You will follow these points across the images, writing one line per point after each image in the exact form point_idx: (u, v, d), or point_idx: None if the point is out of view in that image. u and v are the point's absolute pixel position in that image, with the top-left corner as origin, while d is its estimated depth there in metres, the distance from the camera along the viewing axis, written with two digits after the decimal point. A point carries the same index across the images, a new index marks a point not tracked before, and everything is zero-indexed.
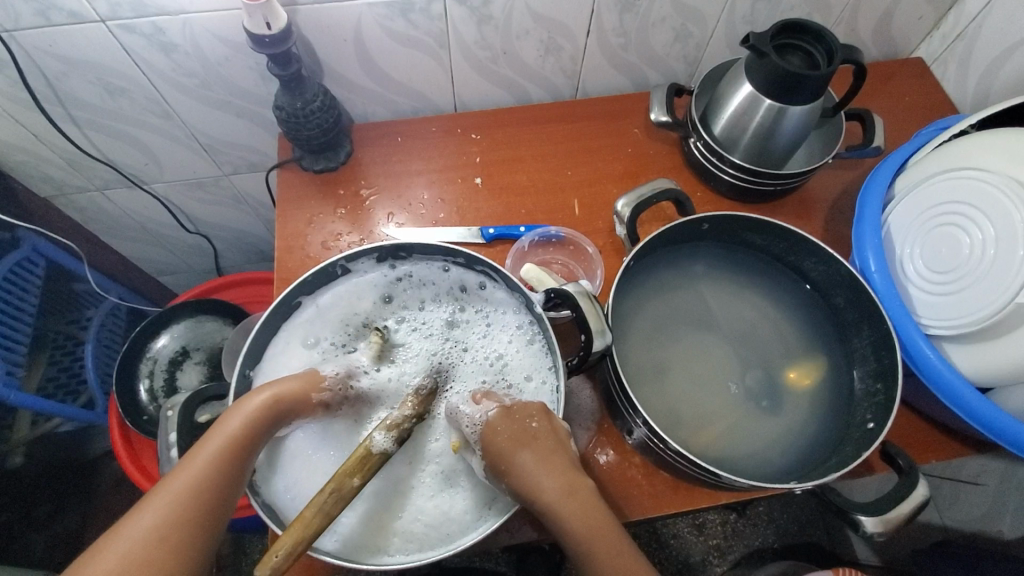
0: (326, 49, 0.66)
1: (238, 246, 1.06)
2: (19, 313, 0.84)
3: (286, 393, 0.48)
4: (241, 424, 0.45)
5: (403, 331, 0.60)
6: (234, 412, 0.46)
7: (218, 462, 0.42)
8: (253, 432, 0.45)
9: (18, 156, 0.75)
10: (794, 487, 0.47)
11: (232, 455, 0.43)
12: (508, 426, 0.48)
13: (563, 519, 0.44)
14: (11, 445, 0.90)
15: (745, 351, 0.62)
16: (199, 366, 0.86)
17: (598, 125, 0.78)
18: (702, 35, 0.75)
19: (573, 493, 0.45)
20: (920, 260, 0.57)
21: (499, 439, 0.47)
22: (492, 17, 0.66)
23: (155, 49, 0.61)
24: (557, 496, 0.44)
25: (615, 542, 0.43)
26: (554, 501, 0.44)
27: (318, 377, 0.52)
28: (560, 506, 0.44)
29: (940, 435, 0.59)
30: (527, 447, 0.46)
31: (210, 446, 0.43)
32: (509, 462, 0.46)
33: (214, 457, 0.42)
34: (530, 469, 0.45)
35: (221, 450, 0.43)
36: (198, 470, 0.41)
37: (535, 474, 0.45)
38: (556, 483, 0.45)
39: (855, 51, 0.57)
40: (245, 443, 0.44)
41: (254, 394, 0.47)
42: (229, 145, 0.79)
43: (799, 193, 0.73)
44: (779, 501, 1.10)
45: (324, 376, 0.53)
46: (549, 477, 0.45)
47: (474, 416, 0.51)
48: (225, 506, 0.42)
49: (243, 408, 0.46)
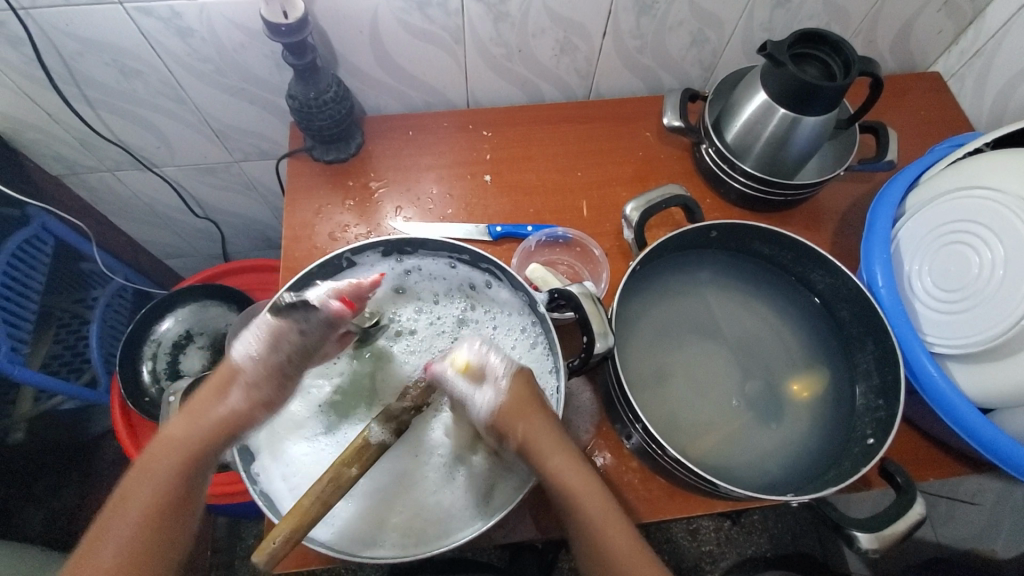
0: (342, 42, 0.66)
1: (246, 232, 1.06)
2: (26, 290, 0.84)
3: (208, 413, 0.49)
4: (166, 463, 0.48)
5: (417, 321, 0.60)
6: (161, 447, 0.49)
7: (154, 501, 0.46)
8: (174, 468, 0.48)
9: (30, 133, 0.75)
10: (790, 500, 0.47)
11: (167, 486, 0.47)
12: (516, 394, 0.49)
13: (568, 491, 0.47)
14: (15, 419, 0.92)
15: (748, 361, 0.62)
16: (202, 350, 0.87)
17: (609, 127, 0.77)
18: (720, 40, 0.74)
19: (572, 464, 0.48)
20: (928, 277, 0.57)
21: (514, 413, 0.49)
22: (509, 15, 0.65)
23: (172, 33, 0.62)
24: (561, 464, 0.48)
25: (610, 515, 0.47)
26: (560, 469, 0.48)
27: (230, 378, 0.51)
28: (565, 478, 0.48)
29: (938, 453, 0.59)
30: (532, 420, 0.49)
31: (145, 484, 0.47)
32: (524, 431, 0.48)
33: (152, 494, 0.47)
34: (553, 461, 0.48)
35: (156, 480, 0.47)
36: (134, 509, 0.46)
37: (543, 448, 0.48)
38: (559, 458, 0.48)
39: (873, 63, 0.57)
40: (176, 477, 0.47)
41: (173, 428, 0.49)
42: (241, 131, 0.79)
43: (809, 204, 0.73)
44: (772, 511, 1.11)
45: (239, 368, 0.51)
46: (553, 449, 0.48)
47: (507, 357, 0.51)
48: (167, 533, 0.46)
49: (168, 442, 0.49)
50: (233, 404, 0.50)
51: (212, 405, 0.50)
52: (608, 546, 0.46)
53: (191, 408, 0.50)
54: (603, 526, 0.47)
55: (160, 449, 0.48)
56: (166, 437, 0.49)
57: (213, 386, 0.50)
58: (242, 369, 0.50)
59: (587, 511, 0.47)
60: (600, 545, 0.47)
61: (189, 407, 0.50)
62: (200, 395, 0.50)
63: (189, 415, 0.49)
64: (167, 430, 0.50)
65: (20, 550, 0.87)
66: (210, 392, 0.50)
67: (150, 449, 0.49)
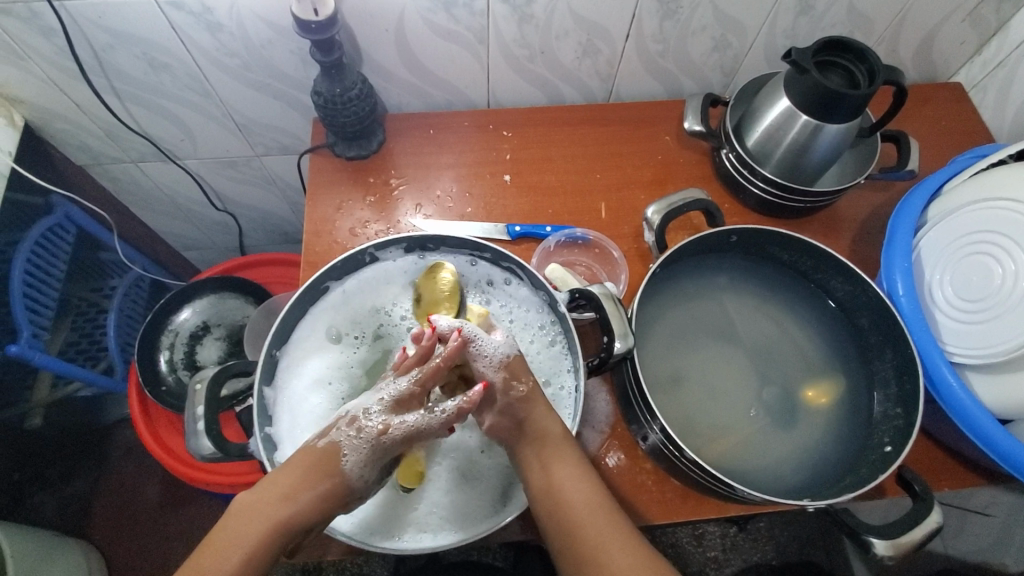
0: (368, 41, 0.67)
1: (264, 226, 1.07)
2: (47, 277, 0.85)
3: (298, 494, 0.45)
4: (256, 533, 0.44)
5: None
6: (251, 515, 0.44)
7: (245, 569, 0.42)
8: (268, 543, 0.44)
9: (58, 123, 0.76)
10: (807, 505, 0.47)
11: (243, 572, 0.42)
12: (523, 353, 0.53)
13: (546, 440, 0.49)
14: (33, 405, 0.91)
15: (764, 366, 0.62)
16: (219, 342, 0.88)
17: (628, 130, 0.78)
18: (742, 46, 0.74)
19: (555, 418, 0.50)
20: (949, 286, 0.56)
21: (520, 368, 0.52)
22: (534, 16, 0.66)
23: (202, 27, 0.63)
24: (546, 415, 0.50)
25: (583, 470, 0.49)
26: (543, 421, 0.50)
27: (331, 465, 0.47)
28: (546, 427, 0.50)
29: (953, 463, 0.59)
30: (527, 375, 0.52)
31: (234, 550, 0.43)
32: (526, 380, 0.51)
33: (240, 563, 0.42)
34: (552, 467, 0.48)
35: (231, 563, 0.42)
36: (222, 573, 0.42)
37: (533, 399, 0.50)
38: (545, 413, 0.50)
39: (898, 73, 0.57)
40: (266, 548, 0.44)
41: (269, 498, 0.45)
42: (264, 126, 0.80)
43: (827, 211, 0.73)
44: (780, 518, 1.10)
45: (341, 461, 0.47)
46: (540, 402, 0.51)
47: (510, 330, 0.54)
48: None
49: (261, 511, 0.45)
50: (341, 488, 0.47)
51: (310, 486, 0.46)
52: (573, 499, 0.47)
53: (287, 485, 0.46)
54: (571, 480, 0.48)
55: (249, 513, 0.45)
56: (259, 505, 0.45)
57: (309, 469, 0.46)
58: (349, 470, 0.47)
59: (564, 487, 0.48)
60: (563, 499, 0.47)
61: (284, 477, 0.46)
62: (296, 473, 0.46)
63: (281, 488, 0.45)
64: (256, 497, 0.45)
65: (34, 535, 0.88)
66: (305, 473, 0.46)
67: (240, 511, 0.45)
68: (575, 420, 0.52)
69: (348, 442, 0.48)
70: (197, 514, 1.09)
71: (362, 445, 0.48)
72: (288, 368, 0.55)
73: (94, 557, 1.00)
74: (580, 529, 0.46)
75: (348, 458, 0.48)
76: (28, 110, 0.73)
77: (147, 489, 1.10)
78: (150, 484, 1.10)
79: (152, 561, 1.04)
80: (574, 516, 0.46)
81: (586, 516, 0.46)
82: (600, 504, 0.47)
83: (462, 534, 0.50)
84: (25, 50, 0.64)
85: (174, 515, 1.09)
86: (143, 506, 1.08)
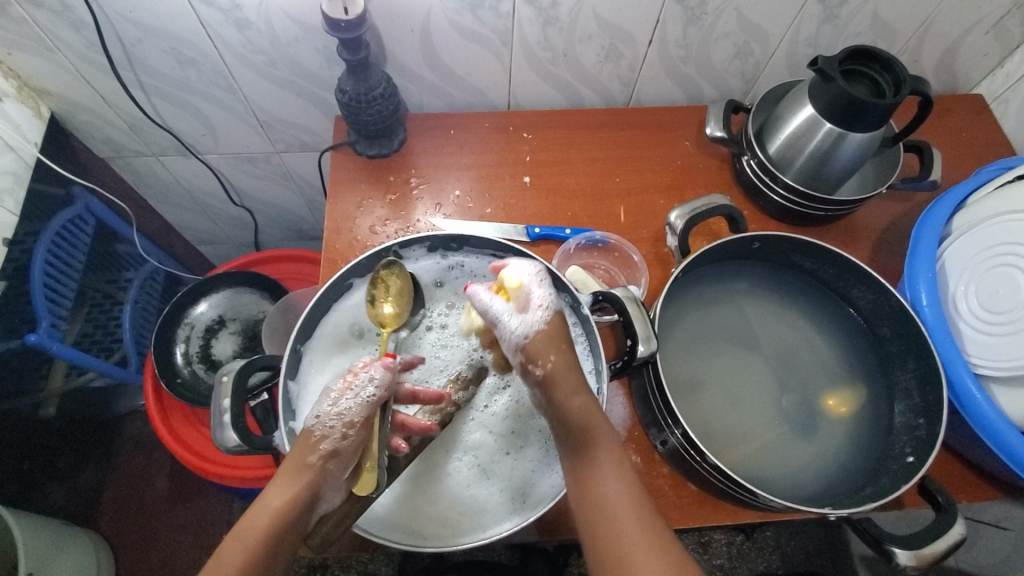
0: (393, 41, 0.67)
1: (279, 223, 1.08)
2: (67, 268, 0.86)
3: (302, 473, 0.44)
4: (258, 531, 0.42)
5: (450, 314, 0.60)
6: (254, 515, 0.43)
7: (259, 554, 0.41)
8: (269, 537, 0.41)
9: (82, 115, 0.77)
10: (829, 513, 0.47)
11: (268, 548, 0.41)
12: (547, 332, 0.49)
13: (586, 435, 0.46)
14: (47, 395, 0.90)
15: (784, 373, 0.62)
16: (234, 336, 0.88)
17: (648, 135, 0.78)
18: (764, 53, 0.75)
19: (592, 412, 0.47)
20: (974, 298, 0.56)
21: (540, 350, 0.48)
22: (558, 19, 0.66)
23: (230, 24, 0.63)
24: (581, 408, 0.47)
25: (623, 475, 0.45)
26: (580, 415, 0.47)
27: (313, 438, 0.46)
28: (582, 423, 0.47)
29: (973, 477, 0.58)
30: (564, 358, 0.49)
31: (236, 550, 0.41)
32: (544, 363, 0.48)
33: (254, 552, 0.41)
34: (599, 468, 0.45)
35: (258, 542, 0.41)
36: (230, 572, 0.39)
37: (563, 381, 0.48)
38: (583, 408, 0.47)
39: (924, 83, 0.57)
40: (266, 543, 0.41)
41: (269, 495, 0.44)
42: (286, 123, 0.80)
43: (847, 220, 0.72)
44: (786, 528, 1.10)
45: (316, 431, 0.46)
46: (579, 394, 0.47)
47: (541, 303, 0.50)
48: None
49: (259, 509, 0.43)
50: (322, 467, 0.45)
51: (308, 462, 0.45)
52: (611, 502, 0.44)
53: (281, 478, 0.45)
54: (613, 484, 0.44)
55: (259, 505, 0.43)
56: (262, 503, 0.43)
57: (296, 453, 0.46)
58: (323, 435, 0.46)
59: (606, 489, 0.44)
60: (603, 504, 0.44)
61: (280, 470, 0.45)
62: (284, 465, 0.45)
63: (278, 481, 0.44)
64: (259, 497, 0.44)
65: (45, 524, 0.88)
66: (301, 452, 0.46)
67: (245, 512, 0.43)
68: None
69: (314, 417, 0.47)
70: (205, 508, 1.09)
71: (326, 419, 0.46)
72: (310, 362, 0.56)
73: (102, 547, 1.00)
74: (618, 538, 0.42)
75: (319, 433, 0.46)
76: (54, 102, 0.74)
77: (156, 481, 1.10)
78: (159, 477, 1.10)
79: (160, 554, 1.05)
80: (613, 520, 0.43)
81: (622, 518, 0.43)
82: (638, 506, 0.44)
83: (490, 532, 0.50)
84: (54, 43, 0.65)
85: (183, 507, 1.09)
86: (151, 499, 1.09)
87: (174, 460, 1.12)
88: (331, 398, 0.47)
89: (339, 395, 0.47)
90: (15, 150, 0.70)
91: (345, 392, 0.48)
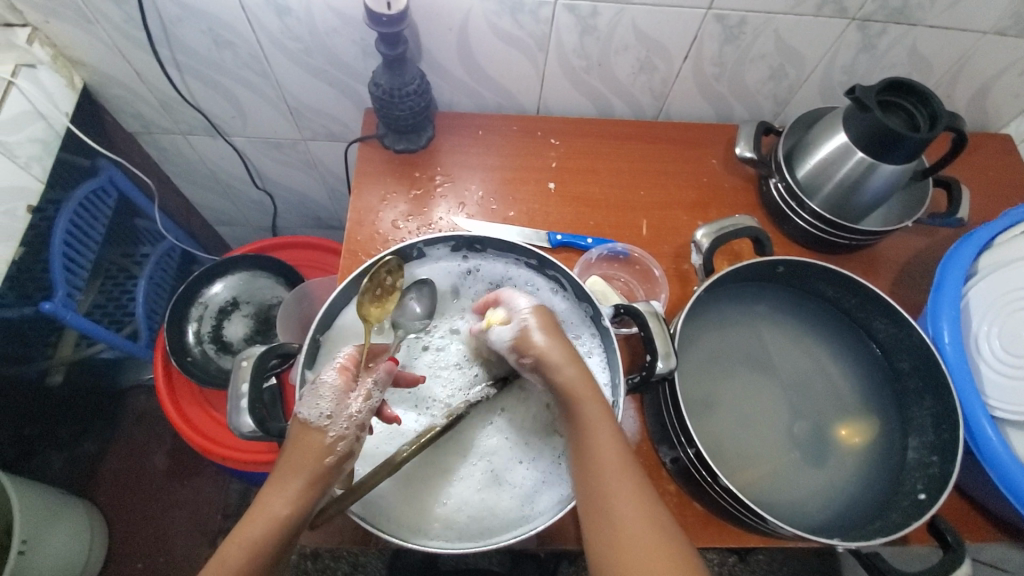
0: (431, 38, 0.67)
1: (298, 209, 1.08)
2: (88, 239, 0.87)
3: (307, 476, 0.45)
4: (260, 533, 0.42)
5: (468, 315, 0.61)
6: (253, 519, 0.43)
7: (264, 555, 0.42)
8: (274, 539, 0.42)
9: (114, 89, 0.77)
10: (839, 545, 0.46)
11: (274, 548, 0.42)
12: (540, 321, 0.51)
13: (585, 428, 0.46)
14: (56, 362, 0.91)
15: (798, 400, 0.62)
16: (246, 319, 0.89)
17: (675, 150, 0.78)
18: (798, 77, 0.74)
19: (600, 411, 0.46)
20: (996, 339, 0.56)
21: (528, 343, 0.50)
22: (596, 29, 0.66)
23: (271, 10, 0.63)
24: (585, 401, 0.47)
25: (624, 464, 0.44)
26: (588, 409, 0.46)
27: (320, 440, 0.46)
28: (585, 414, 0.46)
29: (982, 519, 0.58)
30: (571, 357, 0.49)
31: (241, 552, 0.41)
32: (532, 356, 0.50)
33: (261, 554, 0.41)
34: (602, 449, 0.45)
35: (264, 544, 0.42)
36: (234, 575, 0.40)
37: (561, 366, 0.48)
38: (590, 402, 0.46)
39: (960, 120, 0.57)
40: (273, 545, 0.42)
41: (269, 497, 0.44)
42: (315, 112, 0.81)
43: (870, 250, 0.72)
44: (780, 553, 1.09)
45: (326, 435, 0.46)
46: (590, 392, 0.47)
47: (523, 308, 0.53)
48: None
49: (264, 511, 0.43)
50: (335, 468, 0.46)
51: (312, 463, 0.45)
52: (616, 495, 0.42)
53: (278, 479, 0.45)
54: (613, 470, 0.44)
55: (263, 508, 0.44)
56: (262, 505, 0.44)
57: (304, 455, 0.46)
58: (332, 440, 0.46)
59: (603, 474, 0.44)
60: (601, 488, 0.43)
61: (278, 473, 0.45)
62: (285, 467, 0.45)
63: (282, 484, 0.44)
64: (260, 499, 0.44)
65: (44, 492, 0.88)
66: (307, 456, 0.46)
67: (248, 514, 0.43)
68: None
69: (325, 417, 0.47)
70: (203, 487, 1.09)
71: (341, 422, 0.47)
72: (328, 353, 0.56)
73: (96, 518, 1.00)
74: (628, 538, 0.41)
75: (333, 434, 0.47)
76: (88, 73, 0.74)
77: (155, 457, 1.11)
78: (159, 453, 1.11)
79: (154, 529, 1.05)
80: (622, 513, 0.42)
81: (619, 504, 0.42)
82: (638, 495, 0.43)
83: (498, 535, 0.50)
84: (94, 15, 0.65)
85: (180, 484, 1.09)
86: (149, 474, 1.09)
87: (174, 436, 1.12)
88: (332, 397, 0.48)
89: (345, 396, 0.48)
90: (46, 119, 0.70)
91: (346, 392, 0.49)
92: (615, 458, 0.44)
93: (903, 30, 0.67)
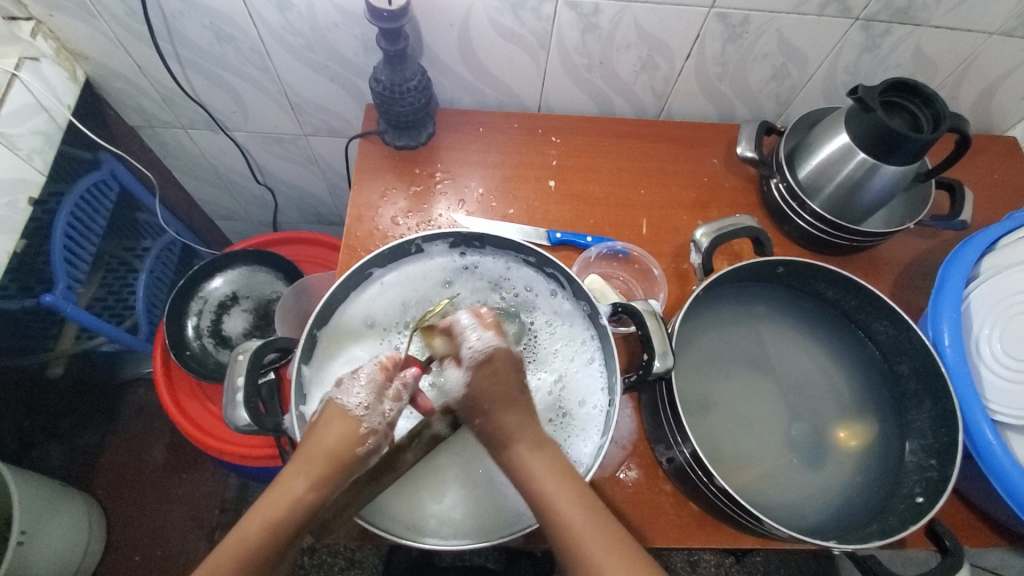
0: (432, 34, 0.67)
1: (299, 205, 1.08)
2: (89, 233, 0.87)
3: (332, 462, 0.47)
4: (280, 513, 0.45)
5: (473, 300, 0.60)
6: (277, 496, 0.46)
7: (280, 532, 0.44)
8: (293, 521, 0.45)
9: (116, 82, 0.78)
10: (835, 548, 0.46)
11: (291, 526, 0.45)
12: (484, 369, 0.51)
13: (507, 436, 0.48)
14: (57, 354, 0.89)
15: (796, 401, 0.61)
16: (245, 314, 0.89)
17: (676, 149, 0.77)
18: (801, 77, 0.74)
19: (544, 458, 0.47)
20: (998, 343, 0.55)
21: (494, 372, 0.51)
22: (598, 27, 0.66)
23: (273, 5, 0.63)
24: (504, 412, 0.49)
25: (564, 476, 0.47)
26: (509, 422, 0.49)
27: (353, 428, 0.49)
28: (507, 424, 0.49)
29: (980, 523, 0.58)
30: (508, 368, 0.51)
31: (263, 523, 0.44)
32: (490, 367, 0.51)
33: (278, 531, 0.44)
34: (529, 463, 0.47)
35: (283, 520, 0.45)
36: (251, 551, 0.43)
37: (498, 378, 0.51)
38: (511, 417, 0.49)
39: (963, 122, 0.56)
40: (290, 523, 0.45)
41: (291, 478, 0.46)
42: (316, 107, 0.81)
43: (871, 251, 0.72)
44: (777, 555, 1.08)
45: (359, 423, 0.49)
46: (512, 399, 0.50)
47: (474, 343, 0.51)
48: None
49: (287, 489, 0.46)
50: (361, 459, 0.49)
51: (339, 450, 0.48)
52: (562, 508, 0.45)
53: (304, 462, 0.47)
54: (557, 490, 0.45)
55: (284, 486, 0.46)
56: (284, 485, 0.46)
57: (333, 442, 0.48)
58: (365, 429, 0.49)
59: (547, 488, 0.46)
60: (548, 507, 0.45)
61: (304, 454, 0.47)
62: (309, 451, 0.47)
63: (307, 466, 0.47)
64: (283, 477, 0.47)
65: (44, 484, 0.89)
66: (332, 443, 0.48)
67: (271, 489, 0.46)
68: (608, 436, 0.51)
69: (360, 407, 0.49)
70: (202, 481, 1.10)
71: (373, 415, 0.49)
72: (328, 347, 0.56)
73: (95, 510, 1.00)
74: (592, 564, 0.43)
75: (367, 427, 0.49)
76: (90, 67, 0.75)
77: (154, 451, 1.11)
78: (158, 447, 1.11)
79: (152, 522, 1.05)
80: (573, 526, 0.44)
81: (579, 521, 0.44)
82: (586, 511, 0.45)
83: (492, 534, 0.50)
84: (97, 9, 0.65)
85: (178, 478, 1.10)
86: (148, 467, 1.09)
87: (174, 430, 1.13)
88: (370, 388, 0.49)
89: (380, 393, 0.50)
90: (48, 112, 0.70)
91: (375, 384, 0.50)
92: (571, 491, 0.46)
93: (908, 30, 0.66)
